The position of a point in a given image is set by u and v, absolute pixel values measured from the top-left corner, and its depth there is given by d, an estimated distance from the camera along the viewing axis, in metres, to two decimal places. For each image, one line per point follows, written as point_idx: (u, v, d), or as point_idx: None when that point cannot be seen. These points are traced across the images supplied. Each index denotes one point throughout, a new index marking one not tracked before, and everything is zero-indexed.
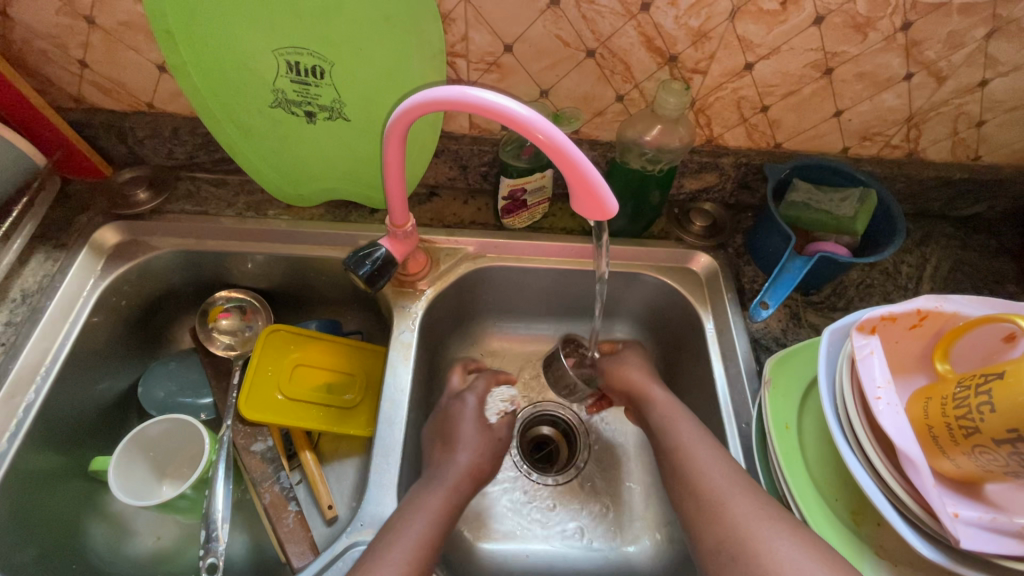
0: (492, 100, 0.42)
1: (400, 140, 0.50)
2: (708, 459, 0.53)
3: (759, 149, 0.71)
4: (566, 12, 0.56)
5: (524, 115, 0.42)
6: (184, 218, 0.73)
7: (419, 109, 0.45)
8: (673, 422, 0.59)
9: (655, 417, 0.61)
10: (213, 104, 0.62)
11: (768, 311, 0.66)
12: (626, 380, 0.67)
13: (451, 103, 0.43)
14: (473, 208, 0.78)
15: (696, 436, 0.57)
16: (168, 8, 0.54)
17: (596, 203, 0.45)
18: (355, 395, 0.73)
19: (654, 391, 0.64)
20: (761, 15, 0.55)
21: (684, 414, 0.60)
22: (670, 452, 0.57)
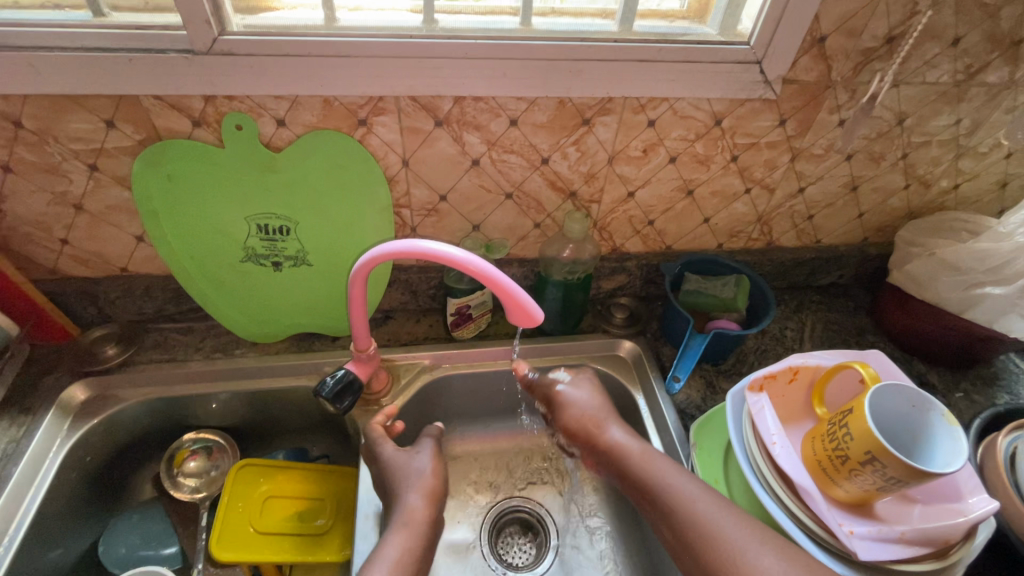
0: (432, 247, 0.55)
1: (363, 282, 0.60)
2: (701, 503, 0.58)
3: (655, 251, 0.88)
4: (485, 170, 0.72)
5: (457, 256, 0.54)
6: (154, 367, 0.78)
7: (376, 259, 0.57)
8: (655, 473, 0.63)
9: (633, 468, 0.65)
10: (189, 263, 0.72)
11: (680, 383, 0.80)
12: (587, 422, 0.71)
13: (402, 253, 0.56)
14: (425, 325, 0.88)
15: (674, 476, 0.62)
16: (154, 194, 0.66)
17: (523, 314, 0.55)
18: (327, 519, 0.75)
19: (622, 437, 0.68)
20: (631, 160, 0.74)
21: (654, 454, 0.65)
22: (663, 505, 0.60)
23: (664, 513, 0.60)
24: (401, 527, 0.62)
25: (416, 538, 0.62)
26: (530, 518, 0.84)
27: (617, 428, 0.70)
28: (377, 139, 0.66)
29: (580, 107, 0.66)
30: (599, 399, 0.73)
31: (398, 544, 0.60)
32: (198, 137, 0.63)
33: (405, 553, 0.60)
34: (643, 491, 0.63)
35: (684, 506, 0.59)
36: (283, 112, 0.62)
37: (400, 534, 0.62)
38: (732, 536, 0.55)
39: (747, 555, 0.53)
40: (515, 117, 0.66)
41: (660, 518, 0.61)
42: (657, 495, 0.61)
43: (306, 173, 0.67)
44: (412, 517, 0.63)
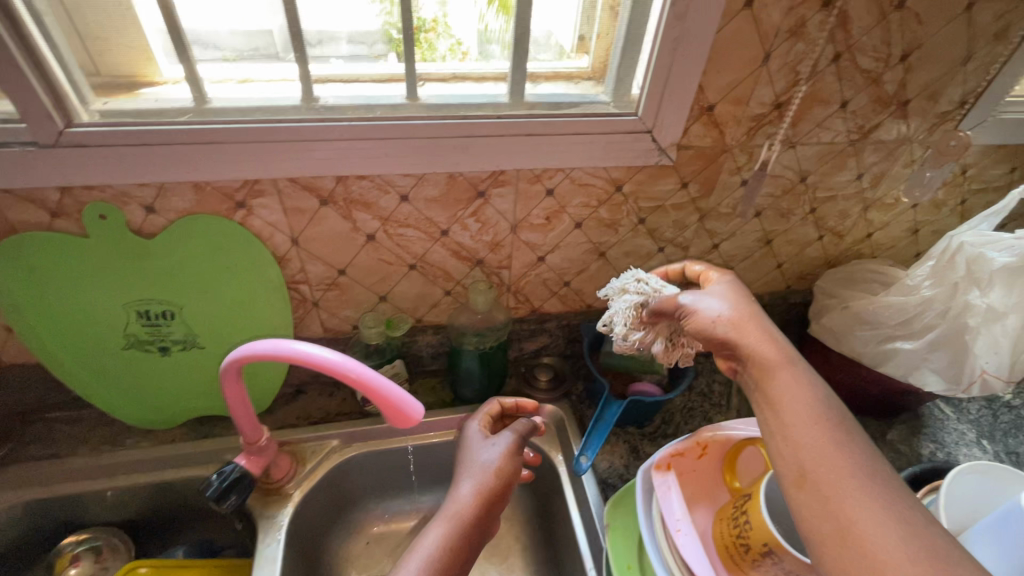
0: (303, 350, 0.53)
1: (236, 375, 0.58)
2: (846, 450, 0.44)
3: (577, 311, 0.86)
4: (383, 244, 0.69)
5: (326, 356, 0.52)
6: (31, 466, 0.72)
7: (249, 357, 0.55)
8: (795, 385, 0.48)
9: (767, 384, 0.49)
10: (63, 354, 0.67)
11: (588, 463, 0.73)
12: (731, 323, 0.52)
13: (271, 355, 0.53)
14: (338, 399, 0.84)
15: (808, 396, 0.48)
16: (14, 288, 0.61)
17: (399, 412, 0.54)
18: None
19: (769, 344, 0.51)
20: (535, 228, 0.72)
21: (806, 378, 0.49)
22: (786, 423, 0.47)
23: (794, 433, 0.46)
24: (444, 518, 0.56)
25: (457, 528, 0.55)
26: None
27: (762, 337, 0.51)
28: (260, 221, 0.63)
29: (472, 180, 0.65)
30: (752, 300, 0.55)
31: (438, 535, 0.55)
32: (58, 228, 0.59)
33: (444, 548, 0.54)
34: (771, 394, 0.49)
35: (820, 430, 0.45)
36: (150, 200, 0.58)
37: (440, 524, 0.56)
38: (854, 480, 0.42)
39: (870, 510, 0.40)
40: (405, 193, 0.64)
41: (787, 441, 0.46)
42: (783, 415, 0.47)
43: (185, 256, 0.63)
44: (458, 508, 0.57)
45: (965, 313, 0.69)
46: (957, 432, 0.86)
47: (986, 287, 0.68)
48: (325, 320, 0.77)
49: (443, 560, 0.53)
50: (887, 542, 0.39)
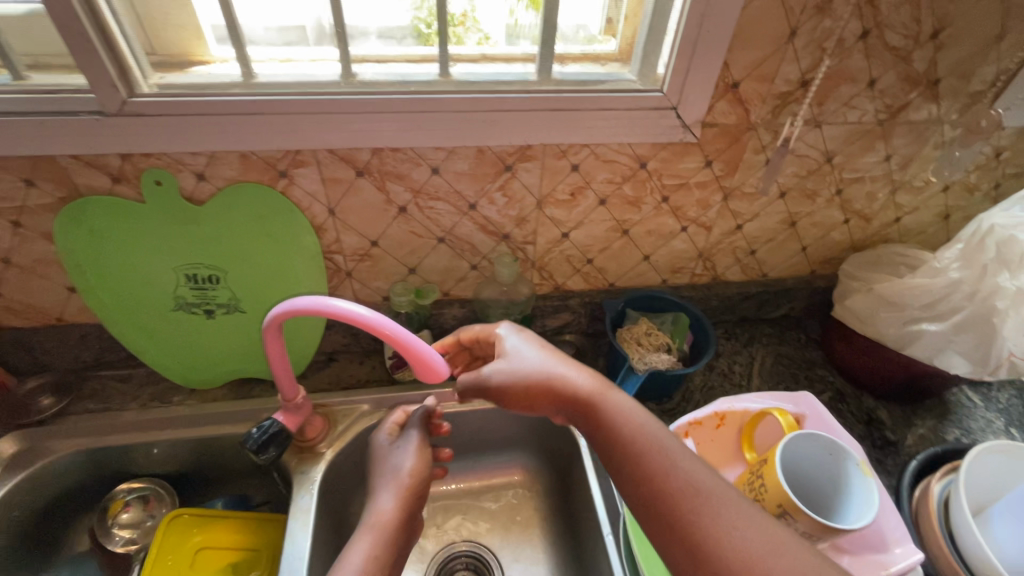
0: (343, 308, 0.55)
1: (276, 330, 0.62)
2: (690, 461, 0.51)
3: (599, 289, 0.88)
4: (414, 217, 0.72)
5: (364, 316, 0.55)
6: (88, 417, 0.77)
7: (293, 311, 0.58)
8: (617, 411, 0.56)
9: (595, 417, 0.56)
10: (119, 313, 0.72)
11: None
12: (539, 368, 0.60)
13: (311, 310, 0.57)
14: (367, 367, 0.88)
15: (635, 417, 0.55)
16: (78, 249, 0.66)
17: (430, 367, 0.58)
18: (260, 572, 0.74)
19: (585, 379, 0.59)
20: (560, 203, 0.74)
21: (621, 402, 0.57)
22: (619, 450, 0.54)
23: (624, 459, 0.53)
24: (368, 528, 0.61)
25: (384, 535, 0.60)
26: (476, 558, 0.85)
27: (585, 377, 0.59)
28: (300, 190, 0.67)
29: (500, 154, 0.67)
30: (543, 346, 0.63)
31: (362, 551, 0.58)
32: (118, 193, 0.63)
33: (369, 557, 0.58)
34: (602, 427, 0.56)
35: (651, 450, 0.52)
36: (201, 167, 0.63)
37: (368, 535, 0.60)
38: (685, 489, 0.49)
39: (716, 512, 0.47)
40: (436, 166, 0.67)
41: (628, 469, 0.53)
42: (617, 441, 0.54)
43: (231, 224, 0.68)
44: (380, 519, 0.61)
45: (993, 295, 0.68)
46: (985, 419, 0.84)
47: (1015, 268, 0.67)
48: (358, 290, 0.81)
49: (377, 565, 0.58)
50: (737, 534, 0.45)
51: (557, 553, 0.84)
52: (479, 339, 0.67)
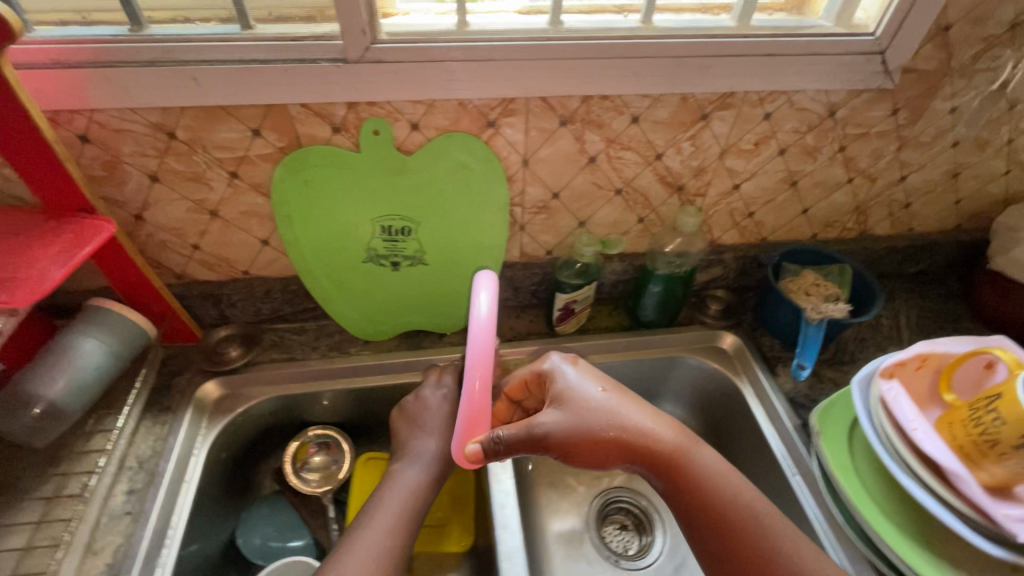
0: (481, 311, 0.58)
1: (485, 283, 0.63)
2: (783, 524, 0.59)
3: (751, 243, 0.89)
4: (600, 167, 0.73)
5: (483, 325, 0.57)
6: (276, 366, 0.81)
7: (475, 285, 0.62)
8: (698, 470, 0.62)
9: (671, 464, 0.63)
10: (316, 264, 0.75)
11: (806, 371, 0.80)
12: (608, 413, 0.63)
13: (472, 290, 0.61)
14: (526, 320, 0.90)
15: (712, 467, 0.63)
16: (291, 200, 0.69)
17: (477, 403, 0.57)
18: (444, 512, 0.82)
19: (658, 427, 0.65)
20: (742, 153, 0.75)
21: (702, 461, 0.63)
22: (700, 496, 0.61)
23: (703, 505, 0.61)
24: (416, 461, 0.71)
25: (433, 470, 0.70)
26: (632, 506, 0.89)
27: (656, 423, 0.65)
28: (503, 140, 0.68)
29: (701, 102, 0.68)
30: (606, 386, 0.67)
31: (415, 475, 0.69)
32: (336, 143, 0.65)
33: (419, 483, 0.69)
34: (683, 484, 0.62)
35: (735, 513, 0.60)
36: (418, 116, 0.64)
37: (416, 467, 0.70)
38: (774, 553, 0.57)
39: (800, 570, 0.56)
40: (637, 114, 0.68)
41: (710, 527, 0.60)
42: (696, 489, 0.61)
43: (433, 174, 0.69)
44: (426, 454, 0.71)
45: None
46: None
47: None
48: (526, 244, 0.82)
49: (425, 493, 0.68)
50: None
51: None
52: (530, 382, 0.69)
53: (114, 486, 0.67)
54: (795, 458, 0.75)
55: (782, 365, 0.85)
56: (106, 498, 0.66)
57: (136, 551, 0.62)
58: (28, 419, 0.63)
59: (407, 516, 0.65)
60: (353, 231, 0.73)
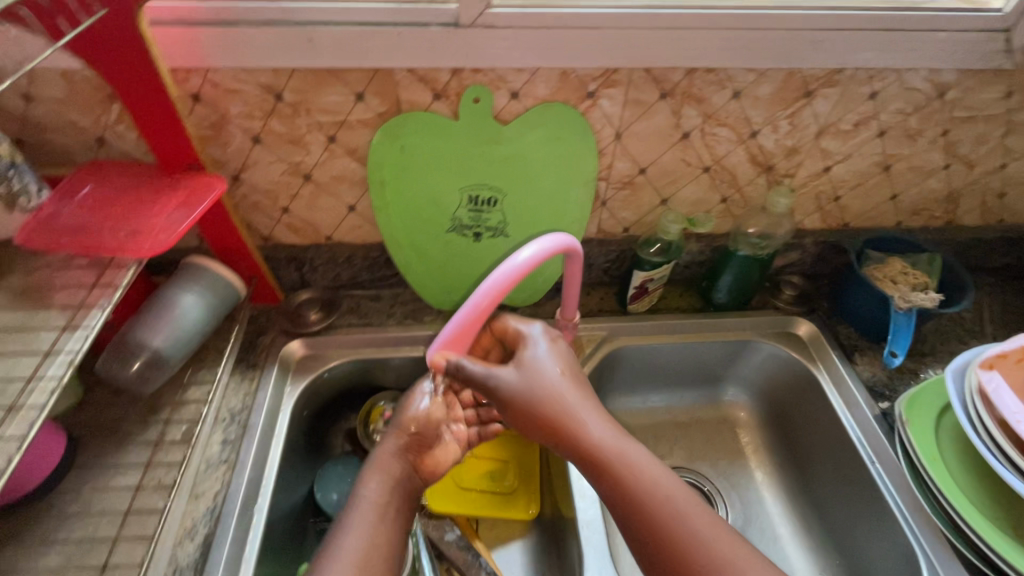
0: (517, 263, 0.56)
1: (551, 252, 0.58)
2: (720, 547, 0.49)
3: (832, 229, 0.87)
4: (693, 143, 0.72)
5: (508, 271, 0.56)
6: (354, 331, 0.82)
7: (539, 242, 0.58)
8: (644, 480, 0.52)
9: (591, 453, 0.54)
10: (399, 232, 0.76)
11: (899, 358, 0.76)
12: (544, 390, 0.57)
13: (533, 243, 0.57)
14: (596, 298, 0.90)
15: (642, 466, 0.53)
16: (385, 166, 0.70)
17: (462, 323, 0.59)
18: (513, 480, 0.80)
19: (591, 418, 0.55)
20: (839, 133, 0.73)
21: (655, 472, 0.53)
22: (614, 489, 0.52)
23: (612, 496, 0.53)
24: (373, 469, 0.58)
25: (394, 478, 0.58)
26: (695, 486, 0.86)
27: (591, 418, 0.55)
28: (599, 112, 0.67)
29: (807, 78, 0.66)
30: (567, 369, 0.59)
31: (372, 487, 0.56)
32: (435, 110, 0.65)
33: (380, 497, 0.56)
34: (619, 490, 0.52)
35: (674, 530, 0.50)
36: (519, 85, 0.64)
37: (373, 478, 0.57)
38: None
39: None
40: (739, 89, 0.67)
41: (637, 540, 0.51)
42: (615, 484, 0.52)
43: (525, 145, 0.69)
44: (381, 455, 0.60)
45: None
46: None
47: None
48: (605, 220, 0.81)
49: (389, 506, 0.56)
50: None
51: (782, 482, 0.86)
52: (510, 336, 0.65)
53: (209, 436, 0.69)
54: (874, 445, 0.74)
55: (859, 353, 0.83)
56: (203, 446, 0.68)
57: (235, 496, 0.64)
58: (133, 367, 0.65)
59: (367, 545, 0.52)
60: (440, 200, 0.73)
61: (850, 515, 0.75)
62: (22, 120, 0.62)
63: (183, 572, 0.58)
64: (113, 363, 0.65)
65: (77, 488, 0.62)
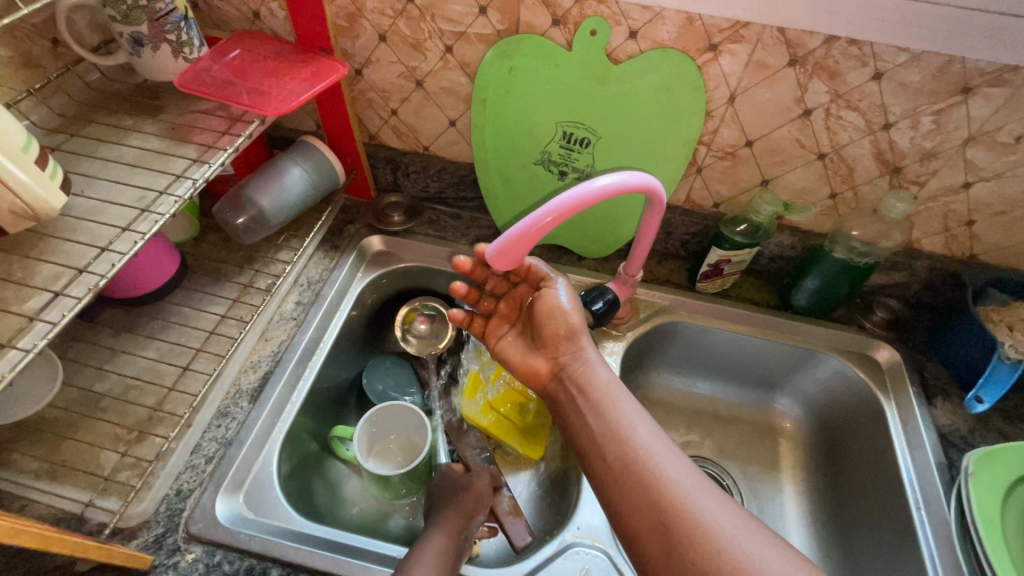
0: (609, 183, 0.54)
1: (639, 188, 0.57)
2: (683, 469, 0.53)
3: (955, 257, 0.77)
4: (813, 123, 0.67)
5: (601, 186, 0.54)
6: (428, 241, 0.87)
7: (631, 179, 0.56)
8: (617, 404, 0.60)
9: (594, 399, 0.61)
10: (490, 153, 0.79)
11: (984, 406, 0.70)
12: (573, 333, 0.65)
13: (629, 179, 0.56)
14: (667, 268, 0.88)
15: (636, 415, 0.59)
16: (490, 85, 0.72)
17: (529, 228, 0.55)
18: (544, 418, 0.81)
19: (598, 368, 0.63)
20: (993, 146, 0.63)
21: (625, 400, 0.60)
22: (613, 433, 0.57)
23: (606, 439, 0.57)
24: (441, 523, 0.62)
25: (456, 536, 0.61)
26: (714, 480, 0.84)
27: (590, 351, 0.64)
28: (717, 69, 0.64)
29: (970, 72, 0.58)
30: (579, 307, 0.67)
31: (439, 537, 0.60)
32: (550, 36, 0.66)
33: (447, 550, 0.59)
34: (596, 411, 0.60)
35: (637, 443, 0.56)
36: (640, 25, 0.62)
37: (439, 531, 0.61)
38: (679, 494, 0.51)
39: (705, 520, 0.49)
40: (884, 71, 0.60)
41: (600, 452, 0.57)
42: (613, 426, 0.58)
43: (632, 90, 0.68)
44: (452, 518, 0.63)
45: None
46: None
47: None
48: (696, 189, 0.78)
49: (453, 557, 0.59)
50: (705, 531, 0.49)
51: (810, 503, 0.81)
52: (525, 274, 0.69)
53: (287, 293, 0.78)
54: (927, 490, 0.68)
55: (941, 398, 0.75)
56: (280, 300, 0.77)
57: (296, 347, 0.73)
58: (241, 219, 0.75)
59: None
60: (535, 130, 0.75)
61: (878, 555, 0.70)
62: None
63: (242, 395, 0.68)
64: (227, 212, 0.75)
65: (178, 304, 0.73)
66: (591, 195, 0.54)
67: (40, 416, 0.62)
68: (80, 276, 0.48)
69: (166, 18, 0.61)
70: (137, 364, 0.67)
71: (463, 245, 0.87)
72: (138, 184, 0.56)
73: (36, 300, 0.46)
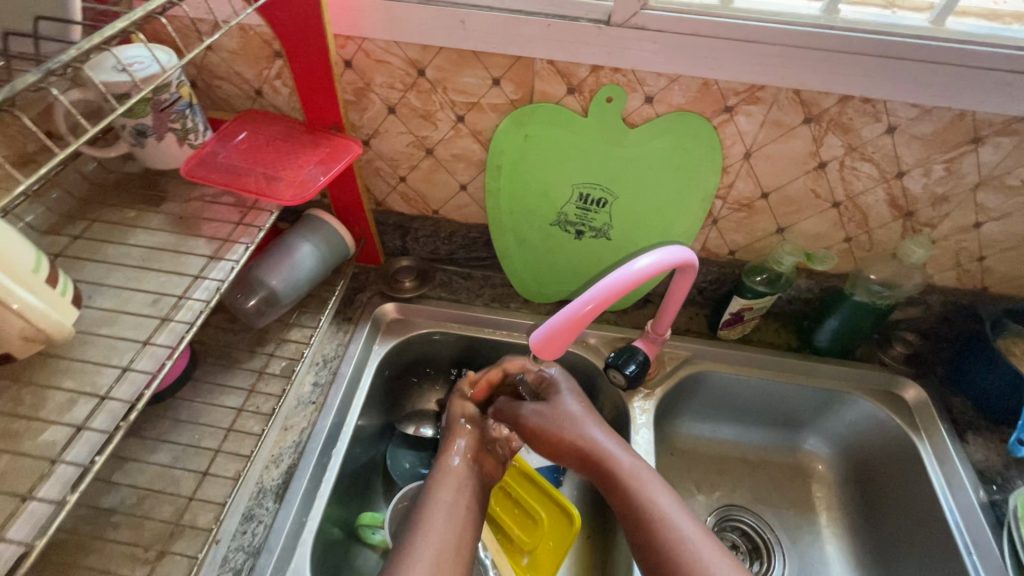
0: (654, 261, 0.54)
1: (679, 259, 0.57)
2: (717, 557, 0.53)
3: (967, 290, 0.78)
4: (827, 174, 0.67)
5: (647, 266, 0.54)
6: (443, 305, 0.85)
7: (672, 254, 0.56)
8: (639, 486, 0.59)
9: (623, 488, 0.60)
10: (504, 216, 0.78)
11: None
12: (569, 431, 0.65)
13: (671, 254, 0.56)
14: (685, 316, 0.87)
15: (662, 496, 0.59)
16: (504, 153, 0.71)
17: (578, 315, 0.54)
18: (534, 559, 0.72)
19: (615, 451, 0.63)
20: (1002, 188, 0.65)
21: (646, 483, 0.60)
22: (642, 523, 0.57)
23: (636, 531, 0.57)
24: (443, 475, 0.63)
25: (461, 486, 0.62)
26: (754, 532, 0.82)
27: (601, 434, 0.64)
28: (733, 128, 0.65)
29: (980, 123, 0.60)
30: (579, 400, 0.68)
31: (449, 492, 0.61)
32: (565, 104, 0.66)
33: (452, 497, 0.61)
34: (620, 502, 0.60)
35: (666, 535, 0.55)
36: (656, 90, 0.62)
37: (441, 485, 0.62)
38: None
39: None
40: (895, 125, 0.61)
41: (634, 545, 0.57)
42: (639, 510, 0.58)
43: (648, 152, 0.68)
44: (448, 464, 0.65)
45: None
46: None
47: None
48: (712, 239, 0.78)
49: (458, 504, 0.60)
50: None
51: (852, 547, 0.80)
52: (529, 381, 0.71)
53: (304, 376, 0.74)
54: (976, 535, 0.67)
55: (972, 432, 0.75)
56: (297, 384, 0.73)
57: (317, 435, 0.69)
58: (251, 301, 0.71)
59: (442, 545, 0.55)
60: (550, 193, 0.74)
61: None
62: (199, 66, 0.69)
63: (266, 494, 0.64)
64: (236, 295, 0.71)
65: (188, 399, 0.68)
66: (640, 274, 0.53)
67: (47, 543, 0.57)
68: (102, 404, 0.44)
69: (172, 108, 0.58)
70: (150, 471, 0.62)
71: (479, 306, 0.85)
72: (151, 288, 0.53)
73: (52, 436, 0.42)
